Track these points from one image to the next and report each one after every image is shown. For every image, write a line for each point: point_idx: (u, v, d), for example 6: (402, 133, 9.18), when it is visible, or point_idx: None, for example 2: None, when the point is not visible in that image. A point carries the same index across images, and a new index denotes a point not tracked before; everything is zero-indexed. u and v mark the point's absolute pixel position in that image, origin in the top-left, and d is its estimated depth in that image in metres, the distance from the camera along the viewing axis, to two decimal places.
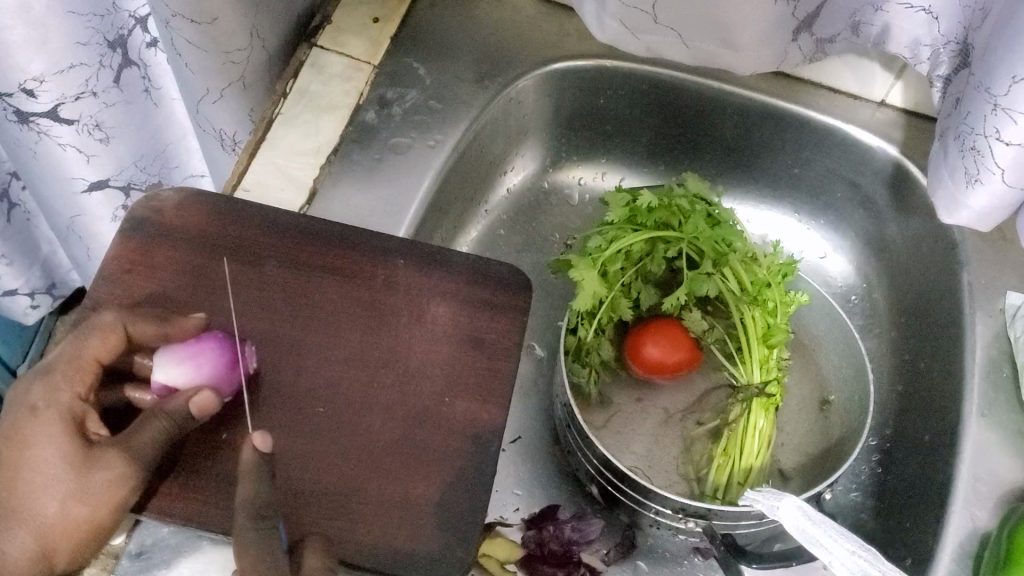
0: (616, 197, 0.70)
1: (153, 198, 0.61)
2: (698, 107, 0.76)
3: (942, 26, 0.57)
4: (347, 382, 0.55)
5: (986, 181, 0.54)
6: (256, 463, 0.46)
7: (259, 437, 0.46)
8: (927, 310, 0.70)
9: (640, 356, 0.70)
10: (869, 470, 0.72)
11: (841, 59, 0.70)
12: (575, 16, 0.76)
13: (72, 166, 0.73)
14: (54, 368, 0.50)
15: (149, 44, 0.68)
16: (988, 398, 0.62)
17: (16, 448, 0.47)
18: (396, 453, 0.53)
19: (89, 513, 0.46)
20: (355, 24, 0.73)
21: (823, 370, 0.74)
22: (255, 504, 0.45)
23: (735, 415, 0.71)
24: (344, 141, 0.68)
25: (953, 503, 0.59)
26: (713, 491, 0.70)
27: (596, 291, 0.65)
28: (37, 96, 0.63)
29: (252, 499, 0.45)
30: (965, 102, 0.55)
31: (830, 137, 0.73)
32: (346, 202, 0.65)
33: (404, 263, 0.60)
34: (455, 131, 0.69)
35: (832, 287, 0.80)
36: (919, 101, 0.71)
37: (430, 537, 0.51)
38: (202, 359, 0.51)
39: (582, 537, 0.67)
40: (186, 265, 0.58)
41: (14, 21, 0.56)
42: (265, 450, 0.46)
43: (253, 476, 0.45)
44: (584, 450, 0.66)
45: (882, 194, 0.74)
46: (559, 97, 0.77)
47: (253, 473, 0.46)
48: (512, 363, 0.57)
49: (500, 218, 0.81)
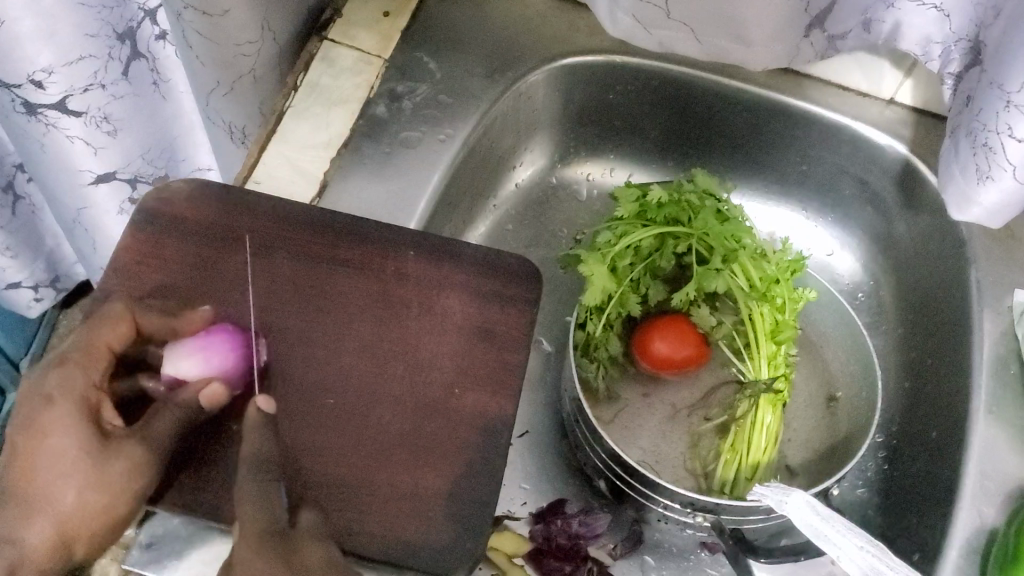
0: (627, 193, 0.70)
1: (163, 190, 0.61)
2: (707, 104, 0.76)
3: (953, 23, 0.57)
4: (357, 373, 0.55)
5: (997, 178, 0.54)
6: (260, 419, 0.48)
7: (263, 399, 0.49)
8: (934, 307, 0.71)
9: (647, 352, 0.70)
10: (876, 466, 0.72)
11: (850, 57, 0.70)
12: (585, 11, 0.76)
13: (78, 157, 0.69)
14: (67, 357, 0.50)
15: (159, 37, 0.66)
16: (996, 395, 0.62)
17: (32, 436, 0.47)
18: (406, 445, 0.53)
19: (107, 502, 0.47)
20: (364, 18, 0.73)
21: (830, 367, 0.75)
22: (258, 458, 0.46)
23: (742, 411, 0.71)
24: (354, 135, 0.68)
25: (961, 499, 0.59)
26: (720, 486, 0.70)
27: (606, 286, 0.65)
28: (45, 88, 0.61)
29: (255, 454, 0.46)
30: (977, 99, 0.55)
31: (839, 134, 0.73)
32: (357, 196, 0.65)
33: (414, 255, 0.60)
34: (465, 126, 0.69)
35: (839, 285, 0.81)
36: (928, 98, 0.71)
37: (441, 529, 0.51)
38: (211, 352, 0.52)
39: (590, 531, 0.66)
40: (196, 257, 0.58)
41: (23, 12, 0.54)
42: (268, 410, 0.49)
43: (257, 430, 0.47)
44: (592, 445, 0.66)
45: (890, 192, 0.74)
46: (569, 93, 0.77)
47: (257, 429, 0.48)
48: (521, 355, 0.57)
49: (508, 213, 0.82)
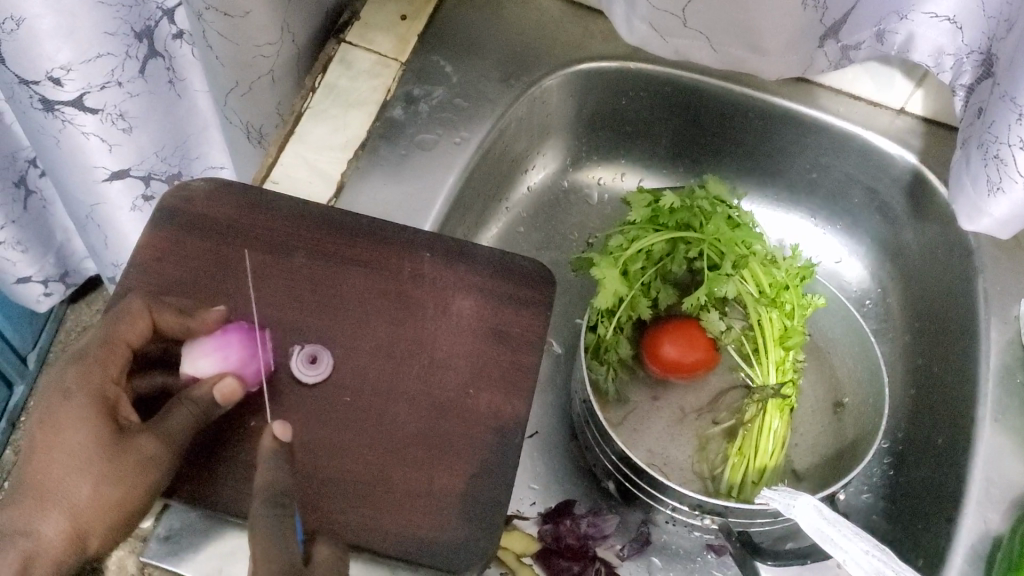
0: (638, 198, 0.71)
1: (182, 189, 0.61)
2: (719, 111, 0.77)
3: (965, 36, 0.58)
4: (373, 372, 0.56)
5: (1007, 189, 0.55)
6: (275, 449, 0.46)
7: (280, 429, 0.48)
8: (941, 315, 0.72)
9: (656, 355, 0.71)
10: (881, 472, 0.73)
11: (862, 67, 0.71)
12: (599, 17, 0.77)
13: (93, 154, 0.70)
14: (87, 353, 0.51)
15: (175, 36, 0.67)
16: (1002, 403, 0.62)
17: (50, 431, 0.48)
18: (421, 444, 0.54)
19: (122, 496, 0.47)
20: (381, 21, 0.74)
21: (837, 372, 0.76)
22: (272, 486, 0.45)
23: (750, 415, 0.72)
24: (372, 137, 0.69)
25: (967, 504, 0.60)
26: (727, 489, 0.71)
27: (617, 289, 0.66)
28: (63, 85, 0.61)
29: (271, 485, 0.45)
30: (988, 111, 0.56)
31: (850, 143, 0.74)
32: (373, 197, 0.66)
33: (430, 257, 0.61)
34: (480, 130, 0.70)
35: (847, 292, 0.82)
36: (938, 109, 0.72)
37: (455, 527, 0.52)
38: (229, 351, 0.53)
39: (598, 532, 0.68)
40: (215, 255, 0.59)
41: (43, 10, 0.55)
42: (285, 438, 0.48)
43: (272, 463, 0.45)
44: (601, 446, 0.67)
45: (898, 200, 0.75)
46: (583, 98, 0.78)
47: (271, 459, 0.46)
48: (535, 358, 0.58)
49: (520, 216, 0.82)
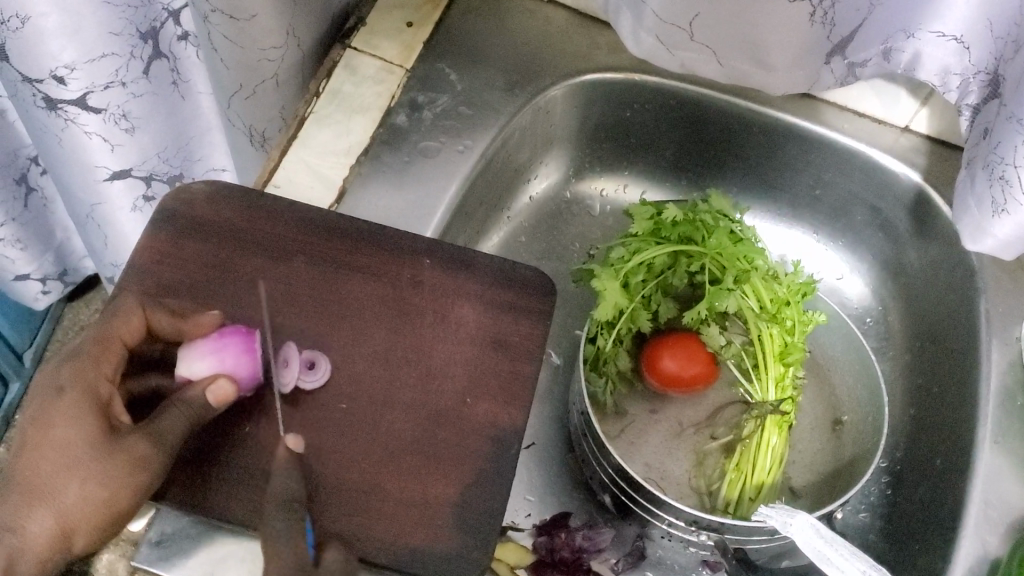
0: (640, 210, 0.71)
1: (183, 191, 0.61)
2: (725, 125, 0.77)
3: (973, 55, 0.58)
4: (370, 379, 0.56)
5: (1012, 211, 0.55)
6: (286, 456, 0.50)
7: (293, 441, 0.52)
8: (943, 335, 0.71)
9: (655, 369, 0.71)
10: (879, 491, 0.72)
11: (867, 85, 0.71)
12: (607, 28, 0.77)
13: (95, 154, 0.69)
14: (82, 350, 0.50)
15: (180, 37, 0.67)
16: (1002, 426, 0.62)
17: (41, 426, 0.48)
18: (416, 453, 0.53)
19: (108, 495, 0.46)
20: (388, 27, 0.74)
21: (836, 390, 0.75)
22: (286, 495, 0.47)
23: (748, 431, 0.72)
24: (375, 143, 0.68)
25: (964, 528, 0.59)
26: (725, 505, 0.71)
27: (617, 302, 0.66)
28: (67, 84, 0.61)
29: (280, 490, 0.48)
30: (995, 132, 0.56)
31: (853, 160, 0.74)
32: (375, 204, 0.66)
33: (430, 263, 0.60)
34: (483, 138, 0.70)
35: (847, 309, 0.81)
36: (943, 127, 0.72)
37: (448, 537, 0.51)
38: (225, 353, 0.52)
39: (593, 545, 0.67)
40: (214, 259, 0.59)
41: (48, 8, 0.54)
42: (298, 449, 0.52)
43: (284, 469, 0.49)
44: (598, 459, 0.66)
45: (901, 219, 0.75)
46: (587, 109, 0.78)
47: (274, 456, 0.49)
48: (533, 367, 0.57)
49: (522, 225, 0.82)
